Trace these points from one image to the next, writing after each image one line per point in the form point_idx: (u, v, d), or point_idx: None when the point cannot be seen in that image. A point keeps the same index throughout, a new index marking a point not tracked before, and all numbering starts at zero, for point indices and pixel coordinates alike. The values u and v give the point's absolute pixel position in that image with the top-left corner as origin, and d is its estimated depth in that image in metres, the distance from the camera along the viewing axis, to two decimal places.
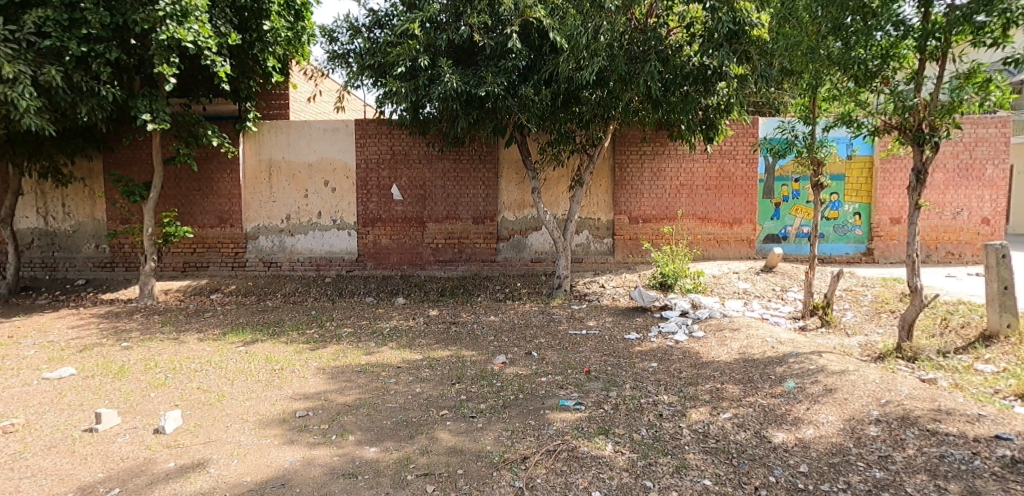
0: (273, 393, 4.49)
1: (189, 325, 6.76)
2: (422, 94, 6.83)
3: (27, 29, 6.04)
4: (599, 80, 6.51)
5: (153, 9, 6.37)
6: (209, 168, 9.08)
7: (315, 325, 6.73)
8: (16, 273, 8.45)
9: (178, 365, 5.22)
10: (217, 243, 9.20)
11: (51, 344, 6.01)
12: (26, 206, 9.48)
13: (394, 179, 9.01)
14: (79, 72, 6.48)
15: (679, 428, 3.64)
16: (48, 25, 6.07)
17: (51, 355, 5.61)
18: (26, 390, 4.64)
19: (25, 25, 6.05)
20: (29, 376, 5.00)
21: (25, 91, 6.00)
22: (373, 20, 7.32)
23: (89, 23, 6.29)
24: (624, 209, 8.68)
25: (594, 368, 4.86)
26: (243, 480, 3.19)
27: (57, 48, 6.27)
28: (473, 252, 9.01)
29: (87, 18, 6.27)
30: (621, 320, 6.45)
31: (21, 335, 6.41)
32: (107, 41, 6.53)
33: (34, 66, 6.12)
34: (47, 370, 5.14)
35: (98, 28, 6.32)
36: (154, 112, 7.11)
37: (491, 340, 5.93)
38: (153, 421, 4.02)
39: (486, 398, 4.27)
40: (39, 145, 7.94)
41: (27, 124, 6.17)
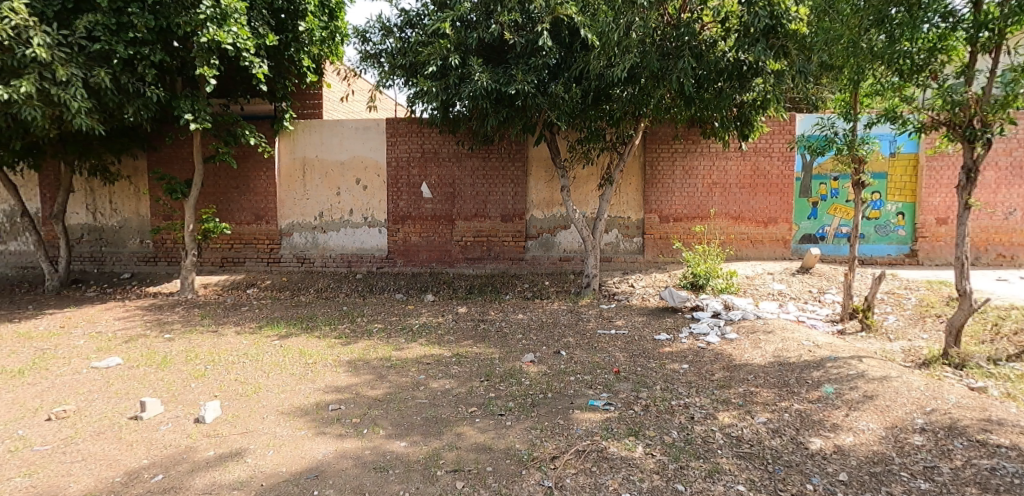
0: (307, 387, 4.55)
1: (227, 319, 6.94)
2: (453, 93, 6.86)
3: (78, 34, 6.23)
4: (630, 76, 6.40)
5: (195, 12, 6.55)
6: (246, 167, 9.30)
7: (346, 320, 6.82)
8: (67, 267, 8.96)
9: (216, 357, 5.36)
10: (254, 240, 9.42)
11: (99, 334, 6.24)
12: (76, 203, 9.84)
13: (424, 178, 9.06)
14: (126, 74, 6.68)
15: (711, 432, 3.55)
16: (98, 29, 6.27)
17: (99, 344, 5.83)
18: (77, 378, 4.82)
19: (76, 30, 6.23)
20: (79, 365, 5.17)
21: (77, 93, 6.17)
22: (404, 20, 7.36)
23: (136, 27, 6.49)
24: (654, 208, 8.55)
25: (623, 368, 4.78)
26: (279, 471, 3.24)
27: (106, 51, 6.46)
28: (501, 250, 8.97)
29: (134, 22, 6.47)
30: (651, 320, 6.35)
31: (72, 325, 6.69)
32: (152, 44, 6.72)
33: (86, 69, 6.32)
34: (96, 359, 5.34)
35: (144, 31, 6.52)
36: (195, 112, 7.31)
37: (519, 338, 5.89)
38: (193, 410, 4.12)
39: (513, 397, 4.24)
40: (89, 144, 8.27)
41: (78, 124, 6.34)
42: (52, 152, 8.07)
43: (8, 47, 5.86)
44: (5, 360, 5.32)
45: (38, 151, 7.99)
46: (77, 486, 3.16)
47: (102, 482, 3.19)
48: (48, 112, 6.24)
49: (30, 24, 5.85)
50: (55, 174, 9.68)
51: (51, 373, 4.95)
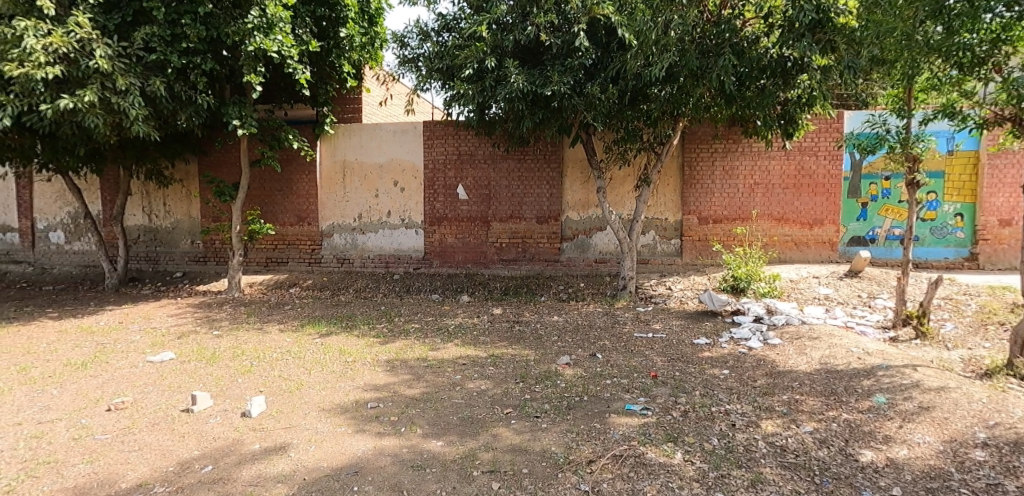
0: (347, 384, 4.61)
1: (271, 317, 7.11)
2: (489, 95, 6.86)
3: (137, 45, 6.49)
4: (669, 75, 6.29)
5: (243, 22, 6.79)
6: (289, 170, 9.54)
7: (384, 319, 6.90)
8: (125, 266, 9.42)
9: (261, 353, 5.49)
10: (296, 241, 9.64)
11: (154, 329, 6.49)
12: (134, 205, 10.27)
13: (460, 180, 9.09)
14: (179, 82, 6.92)
15: (754, 440, 3.43)
16: (154, 40, 6.54)
17: (154, 339, 6.06)
18: (133, 371, 5.01)
19: (135, 42, 6.51)
20: (136, 359, 5.38)
21: (136, 101, 6.41)
22: (441, 24, 7.39)
23: (188, 37, 6.72)
24: (693, 209, 8.36)
25: (661, 373, 4.68)
26: (320, 466, 3.30)
27: (162, 61, 6.71)
28: (536, 252, 8.92)
29: (187, 33, 6.70)
30: (690, 324, 6.19)
31: (129, 321, 6.99)
32: (203, 53, 6.94)
33: (143, 78, 6.56)
34: (151, 353, 5.54)
35: (196, 41, 6.74)
36: (243, 119, 7.55)
37: (555, 340, 5.84)
38: (240, 405, 4.23)
39: (549, 399, 4.19)
40: (146, 150, 8.63)
41: (136, 131, 6.57)
42: (112, 157, 8.46)
43: (72, 58, 6.13)
44: (69, 353, 5.59)
45: (100, 157, 8.39)
46: (134, 473, 3.28)
47: (156, 471, 3.31)
48: (109, 120, 6.48)
49: (94, 37, 6.16)
50: (114, 178, 10.12)
51: (110, 366, 5.17)
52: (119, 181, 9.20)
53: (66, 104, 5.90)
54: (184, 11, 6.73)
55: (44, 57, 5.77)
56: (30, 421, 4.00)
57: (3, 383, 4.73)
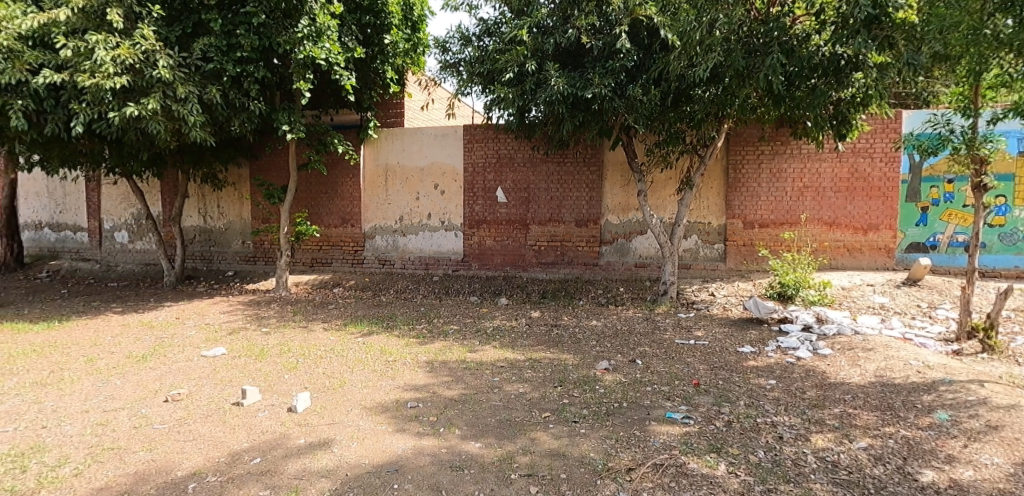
0: (387, 383, 4.66)
1: (316, 315, 7.26)
2: (529, 98, 6.86)
3: (195, 55, 6.78)
4: (714, 76, 6.15)
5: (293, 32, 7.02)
6: (335, 173, 9.74)
7: (423, 320, 6.95)
8: (182, 264, 9.84)
9: (306, 351, 5.61)
10: (340, 242, 9.84)
11: (208, 325, 6.74)
12: (191, 207, 10.69)
13: (499, 182, 9.08)
14: (233, 90, 7.16)
15: (803, 454, 3.27)
16: (211, 51, 6.78)
17: (207, 334, 6.28)
18: (189, 365, 5.20)
19: (194, 52, 6.78)
20: (191, 353, 5.58)
21: (194, 108, 6.66)
22: (482, 28, 7.38)
23: (243, 47, 6.95)
24: (738, 213, 8.12)
25: (704, 381, 4.53)
26: (361, 463, 3.35)
27: (218, 70, 6.97)
28: (575, 255, 8.81)
29: (242, 43, 6.93)
30: (733, 332, 5.98)
31: (185, 316, 7.27)
32: (255, 62, 7.16)
33: (200, 87, 6.82)
34: (205, 348, 5.74)
35: (250, 51, 6.97)
36: (292, 124, 7.77)
37: (594, 345, 5.75)
38: (287, 400, 4.33)
39: (588, 404, 4.12)
40: (202, 154, 9.00)
41: (194, 137, 6.84)
42: (171, 161, 8.84)
43: (137, 69, 6.43)
44: (131, 346, 5.84)
45: (161, 162, 8.79)
46: (189, 462, 3.41)
47: (209, 461, 3.43)
48: (169, 126, 6.76)
49: (157, 48, 6.45)
50: (173, 181, 10.56)
51: (168, 359, 5.37)
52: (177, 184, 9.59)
53: (132, 112, 6.17)
54: (239, 22, 6.98)
55: (112, 68, 6.06)
56: (96, 409, 4.19)
57: (72, 372, 4.98)
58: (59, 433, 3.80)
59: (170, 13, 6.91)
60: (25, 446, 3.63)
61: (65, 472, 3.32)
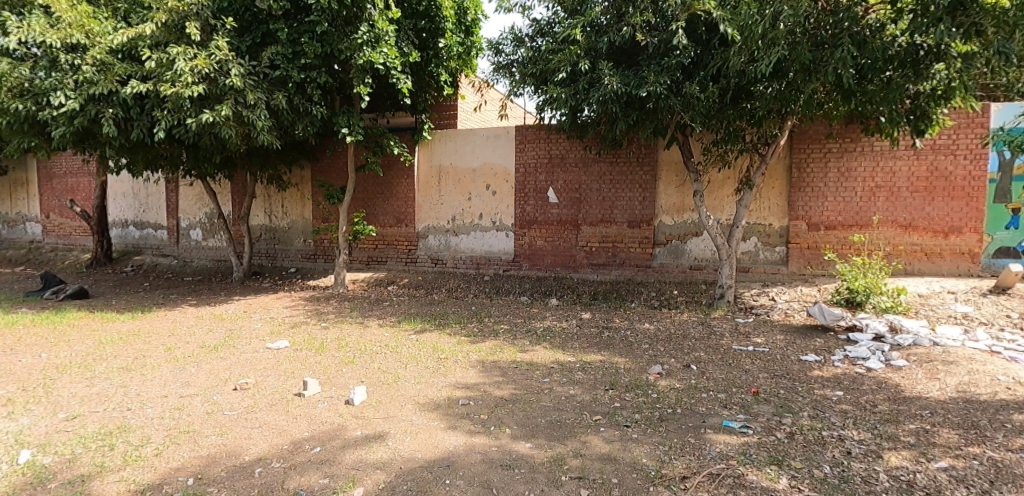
0: (440, 380, 4.74)
1: (372, 312, 7.47)
2: (582, 98, 6.80)
3: (264, 64, 7.10)
4: (777, 71, 5.95)
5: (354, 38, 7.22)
6: (390, 174, 10.00)
7: (475, 319, 7.03)
8: (249, 261, 10.38)
9: (363, 346, 5.78)
10: (395, 241, 10.10)
11: (273, 319, 7.05)
12: (257, 206, 11.21)
13: (551, 183, 9.06)
14: (297, 95, 7.46)
15: (874, 472, 3.15)
16: (278, 59, 7.12)
17: (272, 328, 6.58)
18: (256, 356, 5.45)
19: (263, 61, 7.13)
20: (257, 345, 5.85)
21: (262, 113, 6.98)
22: (535, 29, 7.40)
23: (306, 54, 7.21)
24: (802, 214, 7.81)
25: (763, 389, 4.38)
26: (415, 457, 3.44)
27: (284, 76, 7.29)
28: (627, 257, 8.68)
29: (305, 50, 7.20)
30: (796, 339, 5.74)
31: (252, 310, 7.64)
32: (318, 68, 7.44)
33: (268, 93, 7.16)
34: (270, 340, 6.01)
35: (313, 57, 7.23)
36: (351, 127, 8.03)
37: (646, 348, 5.65)
38: (344, 392, 4.48)
39: (640, 409, 4.07)
40: (268, 156, 9.43)
41: (262, 140, 7.18)
42: (241, 164, 9.31)
43: (212, 78, 6.79)
44: (204, 336, 6.19)
45: (232, 165, 9.26)
46: (256, 448, 3.59)
47: (274, 448, 3.60)
48: (240, 131, 7.11)
49: (230, 58, 6.79)
50: (242, 182, 11.10)
51: (236, 350, 5.66)
52: (245, 185, 10.08)
53: (207, 118, 6.53)
54: (303, 31, 7.24)
55: (191, 78, 6.44)
56: (174, 394, 4.46)
57: (153, 360, 5.32)
58: (142, 415, 4.08)
59: (241, 24, 7.26)
60: (113, 426, 3.92)
61: (147, 452, 3.57)
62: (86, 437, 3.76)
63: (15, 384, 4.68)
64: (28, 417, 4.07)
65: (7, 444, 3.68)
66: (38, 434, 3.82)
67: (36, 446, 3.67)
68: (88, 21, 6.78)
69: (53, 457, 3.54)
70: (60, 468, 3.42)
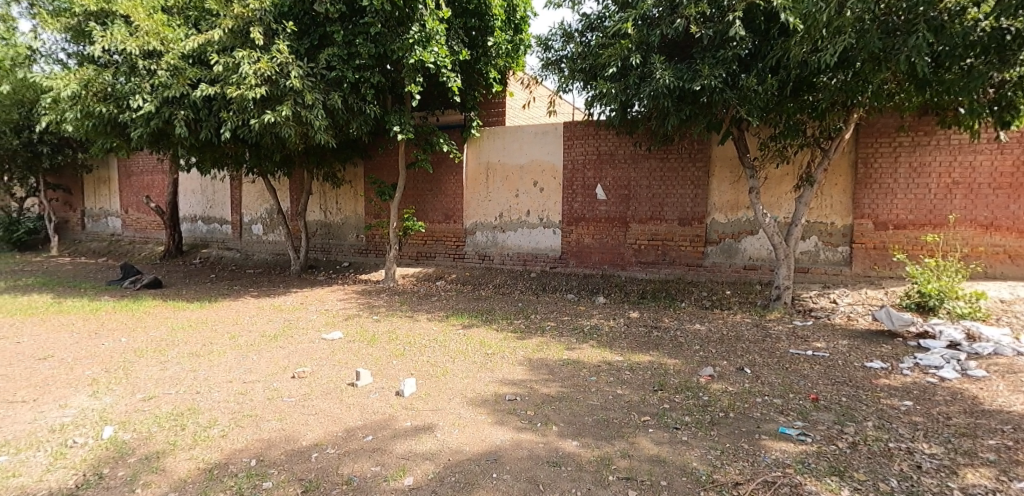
0: (487, 376, 4.79)
1: (421, 306, 7.62)
2: (632, 93, 6.69)
3: (321, 65, 7.36)
4: (842, 61, 5.69)
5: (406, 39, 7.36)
6: (440, 171, 10.15)
7: (522, 316, 7.06)
8: (306, 255, 10.76)
9: (412, 339, 5.90)
10: (443, 237, 10.26)
11: (327, 311, 7.30)
12: (313, 203, 11.60)
13: (599, 180, 8.97)
14: (352, 95, 7.68)
15: (948, 488, 3.03)
16: (335, 60, 7.36)
17: (327, 319, 6.81)
18: (312, 346, 5.66)
19: (320, 63, 7.38)
20: (313, 335, 6.07)
21: (319, 113, 7.22)
22: (585, 24, 7.34)
23: (361, 54, 7.45)
24: (867, 212, 7.27)
25: (823, 396, 4.22)
26: (462, 449, 3.49)
27: (340, 77, 7.52)
28: (677, 255, 8.46)
29: (360, 51, 7.43)
30: (861, 345, 5.49)
31: (308, 302, 7.93)
32: (371, 68, 7.64)
33: (324, 93, 7.40)
34: (325, 331, 6.23)
35: (367, 58, 7.45)
36: (402, 125, 8.21)
37: (696, 349, 5.53)
38: (395, 384, 4.58)
39: (690, 411, 3.99)
40: (324, 155, 9.73)
41: (319, 139, 7.42)
42: (299, 162, 9.65)
43: (274, 80, 7.07)
44: (264, 326, 6.47)
45: (290, 163, 9.62)
46: (312, 434, 3.73)
47: (329, 434, 3.72)
48: (298, 130, 7.37)
49: (290, 61, 7.05)
50: (299, 179, 11.50)
51: (294, 339, 5.88)
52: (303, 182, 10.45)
53: (269, 118, 6.79)
54: (358, 33, 7.47)
55: (254, 80, 6.71)
56: (238, 379, 4.69)
57: (219, 347, 5.60)
58: (209, 398, 4.31)
59: (301, 27, 7.56)
60: (184, 407, 4.16)
61: (214, 432, 3.77)
62: (160, 417, 4.00)
63: (99, 366, 5.03)
64: (111, 396, 4.36)
65: (92, 421, 3.97)
66: (118, 412, 4.10)
67: (118, 423, 3.93)
68: (164, 28, 7.14)
69: (132, 434, 3.78)
70: (138, 444, 3.66)
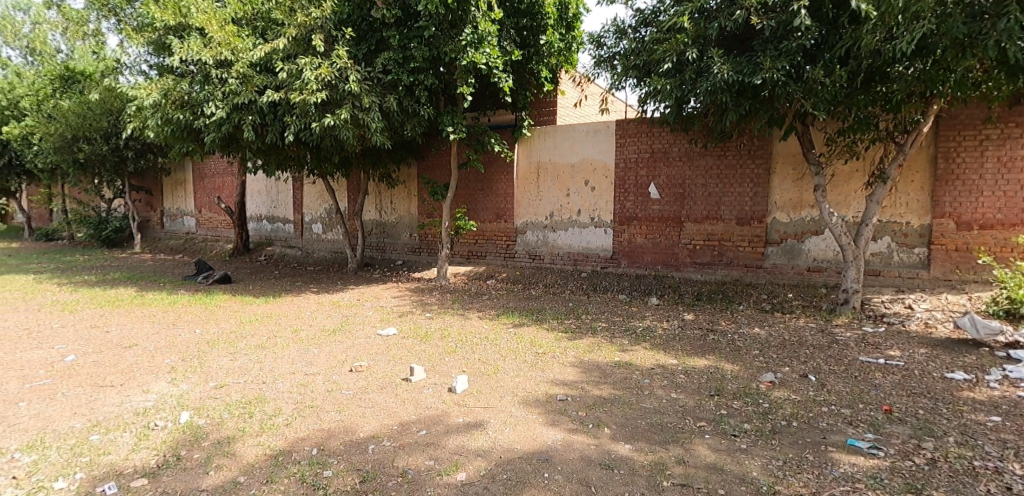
0: (538, 375, 4.73)
1: (472, 305, 7.64)
2: (688, 89, 6.47)
3: (378, 70, 7.50)
4: (921, 48, 5.32)
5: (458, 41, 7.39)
6: (491, 171, 10.16)
7: (573, 316, 6.96)
8: (362, 253, 11.02)
9: (464, 337, 5.91)
10: (494, 236, 10.27)
11: (383, 307, 7.43)
12: (369, 202, 11.86)
13: (653, 178, 8.74)
14: (407, 97, 7.78)
15: None
16: (390, 64, 7.49)
17: (382, 316, 6.93)
18: (367, 341, 5.76)
19: (376, 67, 7.52)
20: (369, 331, 6.19)
21: (375, 116, 7.34)
22: (639, 19, 7.15)
23: (415, 57, 7.54)
24: (948, 212, 6.76)
25: (898, 407, 3.94)
26: (514, 448, 3.45)
27: (395, 80, 7.64)
28: (735, 256, 8.14)
29: (414, 54, 7.53)
30: (940, 354, 5.11)
31: (364, 298, 8.10)
32: (425, 70, 7.72)
33: (381, 96, 7.53)
34: (380, 327, 6.34)
35: (421, 61, 7.53)
36: (455, 126, 8.26)
37: (756, 354, 5.29)
38: (448, 380, 4.59)
39: (751, 418, 3.81)
40: (379, 156, 9.92)
41: (376, 140, 7.56)
42: (357, 163, 9.88)
43: (333, 84, 7.25)
44: (323, 321, 6.65)
45: (348, 164, 9.86)
46: (369, 426, 3.78)
47: (385, 427, 3.76)
48: (356, 132, 7.52)
49: (348, 65, 7.22)
50: (356, 180, 11.79)
51: (352, 334, 6.01)
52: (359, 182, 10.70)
53: (330, 122, 6.96)
54: (413, 36, 7.57)
55: (316, 86, 6.90)
56: (300, 371, 4.82)
57: (283, 340, 5.78)
58: (275, 388, 4.44)
59: (359, 33, 7.73)
60: (251, 396, 4.30)
61: (279, 421, 3.88)
62: (230, 404, 4.15)
63: (176, 355, 5.29)
64: (187, 383, 4.57)
65: (171, 406, 4.16)
66: (194, 399, 4.28)
67: (193, 408, 4.11)
68: (234, 38, 7.40)
69: (206, 419, 3.94)
70: (211, 430, 3.80)
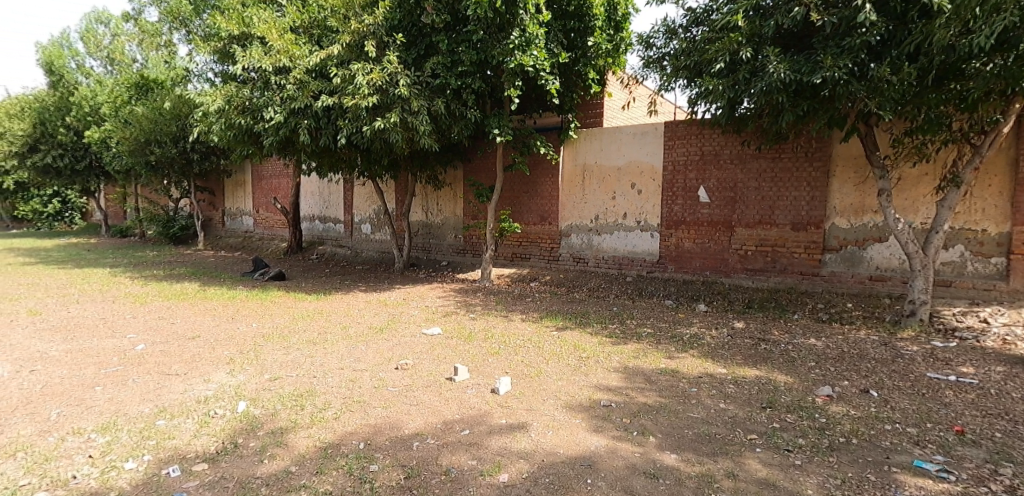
0: (582, 379, 4.65)
1: (516, 307, 7.61)
2: (742, 89, 6.24)
3: (427, 74, 7.58)
4: (1001, 43, 4.96)
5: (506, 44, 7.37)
6: (537, 173, 10.12)
7: (617, 320, 6.84)
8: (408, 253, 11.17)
9: (507, 339, 5.88)
10: (538, 239, 10.21)
11: (428, 307, 7.49)
12: (416, 204, 12.01)
13: (702, 181, 8.49)
14: (455, 100, 7.84)
15: None
16: (439, 68, 7.56)
17: (427, 315, 6.98)
18: (412, 340, 5.80)
19: (426, 71, 7.60)
20: (415, 330, 6.25)
21: (423, 119, 7.41)
22: (690, 19, 6.96)
23: (463, 61, 7.58)
24: None
25: (971, 429, 3.66)
26: (557, 451, 3.38)
27: (444, 84, 7.71)
28: (790, 262, 7.81)
29: (463, 57, 7.57)
30: (1020, 373, 4.72)
31: (410, 298, 8.19)
32: (473, 74, 7.75)
33: (429, 99, 7.60)
34: (424, 327, 6.38)
35: (469, 65, 7.57)
36: (501, 128, 8.23)
37: (812, 366, 5.04)
38: (491, 381, 4.57)
39: (806, 433, 3.61)
40: (426, 158, 10.02)
41: (424, 143, 7.62)
42: (405, 166, 10.02)
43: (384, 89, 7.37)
44: (371, 319, 6.75)
45: (397, 166, 10.00)
46: (413, 423, 3.78)
47: (429, 425, 3.76)
48: (405, 135, 7.61)
49: (399, 70, 7.33)
50: (403, 181, 11.97)
51: (398, 333, 6.08)
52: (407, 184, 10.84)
53: (380, 125, 7.08)
54: (461, 41, 7.62)
55: (367, 90, 7.03)
56: (348, 367, 4.89)
57: (332, 336, 5.90)
58: (324, 382, 4.52)
59: (409, 39, 7.84)
60: (302, 389, 4.39)
61: (329, 414, 3.94)
62: (283, 396, 4.25)
63: (234, 347, 5.47)
64: (244, 374, 4.71)
65: (229, 395, 4.29)
66: (250, 389, 4.41)
67: (249, 399, 4.23)
68: (292, 46, 7.62)
69: (261, 409, 4.04)
70: (266, 420, 3.90)
